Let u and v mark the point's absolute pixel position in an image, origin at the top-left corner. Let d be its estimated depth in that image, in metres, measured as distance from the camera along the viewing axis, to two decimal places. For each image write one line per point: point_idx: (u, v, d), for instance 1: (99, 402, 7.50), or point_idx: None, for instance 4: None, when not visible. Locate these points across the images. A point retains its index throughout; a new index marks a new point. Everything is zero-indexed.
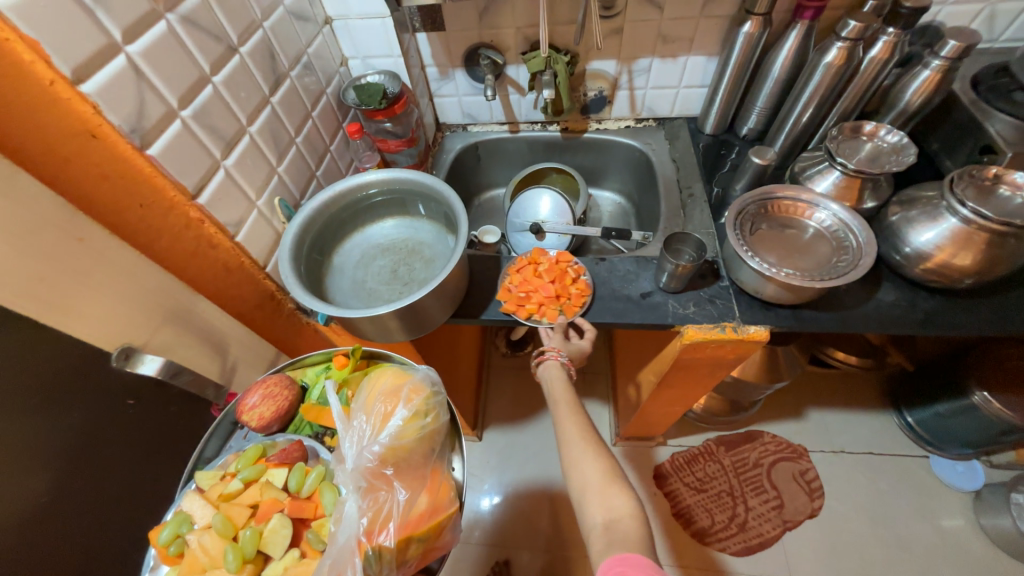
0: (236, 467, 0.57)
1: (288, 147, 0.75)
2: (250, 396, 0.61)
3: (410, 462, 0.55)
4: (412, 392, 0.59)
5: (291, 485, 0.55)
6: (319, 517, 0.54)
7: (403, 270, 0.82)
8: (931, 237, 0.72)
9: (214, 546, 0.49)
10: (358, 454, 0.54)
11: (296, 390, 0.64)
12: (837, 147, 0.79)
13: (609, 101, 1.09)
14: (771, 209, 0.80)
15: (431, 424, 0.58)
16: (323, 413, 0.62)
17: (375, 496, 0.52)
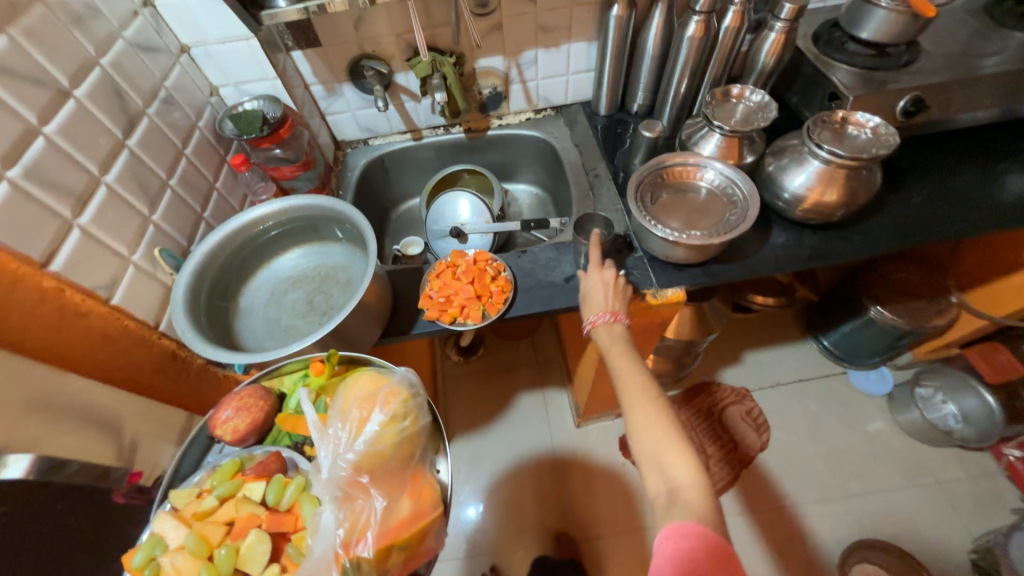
0: (211, 485, 0.56)
1: (161, 192, 0.68)
2: (224, 410, 0.61)
3: (388, 469, 0.54)
4: (389, 395, 0.57)
5: (270, 498, 0.54)
6: (298, 530, 0.52)
7: (318, 300, 0.78)
8: (802, 181, 0.80)
9: (188, 565, 0.48)
10: (335, 462, 0.53)
11: (272, 399, 0.64)
12: (712, 111, 0.85)
13: (504, 96, 1.10)
14: (666, 177, 0.85)
15: (407, 427, 0.56)
16: (301, 420, 0.62)
17: (352, 505, 0.51)
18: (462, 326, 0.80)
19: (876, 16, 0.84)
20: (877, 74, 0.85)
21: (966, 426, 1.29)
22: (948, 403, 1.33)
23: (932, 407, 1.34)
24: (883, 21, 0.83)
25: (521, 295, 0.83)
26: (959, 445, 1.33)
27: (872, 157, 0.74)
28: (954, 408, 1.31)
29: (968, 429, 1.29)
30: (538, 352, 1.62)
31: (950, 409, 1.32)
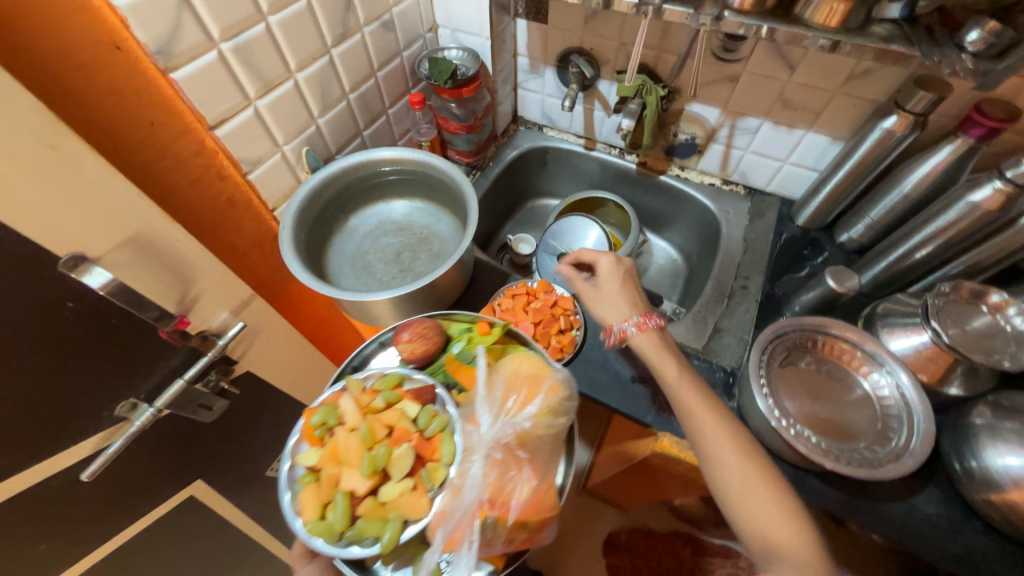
0: (377, 386, 0.57)
1: (336, 102, 0.74)
2: (404, 332, 0.65)
3: (539, 452, 0.53)
4: (551, 389, 0.55)
5: (420, 422, 0.53)
6: (433, 459, 0.51)
7: (405, 256, 0.80)
8: (1016, 464, 0.55)
9: (355, 447, 0.50)
10: (496, 424, 0.52)
11: (442, 338, 0.66)
12: (940, 307, 0.62)
13: (699, 150, 0.96)
14: (820, 345, 0.66)
15: (560, 424, 0.55)
16: (462, 369, 0.62)
17: (503, 471, 0.50)
18: None
19: None
20: None
21: None
22: None
23: None
24: None
25: (578, 363, 0.75)
26: None
27: None
28: None
29: None
30: None
31: None
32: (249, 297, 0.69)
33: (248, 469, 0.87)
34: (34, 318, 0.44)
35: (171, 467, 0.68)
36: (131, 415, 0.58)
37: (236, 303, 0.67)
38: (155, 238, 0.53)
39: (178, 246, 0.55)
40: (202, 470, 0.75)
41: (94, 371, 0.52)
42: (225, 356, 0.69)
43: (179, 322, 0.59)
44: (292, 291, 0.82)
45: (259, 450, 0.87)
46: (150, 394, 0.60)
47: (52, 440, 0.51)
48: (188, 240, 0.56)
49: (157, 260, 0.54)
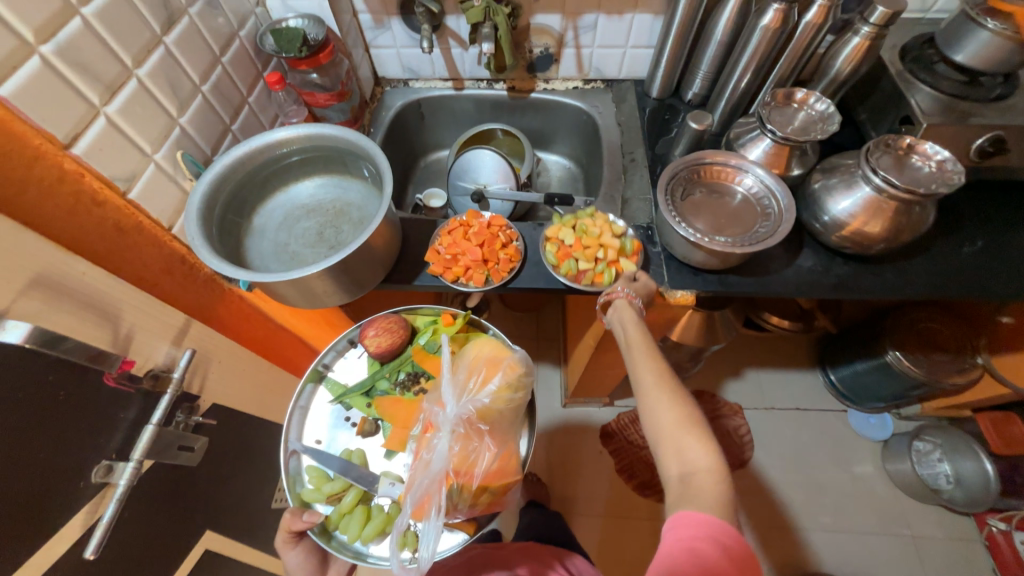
0: (609, 266, 0.78)
1: (192, 96, 0.68)
2: (369, 329, 0.77)
3: (500, 423, 0.66)
4: (510, 369, 0.66)
5: (578, 260, 0.79)
6: (555, 251, 0.82)
7: (329, 233, 0.79)
8: (847, 205, 0.75)
9: (599, 223, 0.82)
10: (461, 404, 0.63)
11: (406, 332, 0.79)
12: (769, 114, 0.80)
13: (555, 59, 1.05)
14: (702, 175, 0.81)
15: (518, 398, 0.66)
16: (429, 359, 0.78)
17: (468, 443, 0.63)
18: (464, 286, 0.81)
19: (978, 38, 0.75)
20: (962, 104, 0.77)
21: (956, 488, 1.23)
22: (943, 462, 1.26)
23: (925, 462, 1.28)
24: (983, 44, 0.75)
25: (529, 268, 0.83)
26: (944, 505, 1.27)
27: (930, 193, 0.69)
28: (949, 467, 1.25)
29: (957, 491, 1.23)
30: (540, 327, 1.52)
31: (944, 469, 1.26)
32: (186, 324, 0.64)
33: (252, 507, 0.82)
34: None
35: (174, 526, 0.63)
36: (111, 478, 0.52)
37: (175, 332, 0.62)
38: (57, 275, 0.48)
39: (88, 280, 0.50)
40: (206, 521, 0.70)
41: (49, 438, 0.47)
42: (185, 393, 0.64)
43: (123, 364, 0.54)
44: (227, 312, 0.76)
45: (255, 485, 0.83)
46: (122, 452, 0.55)
47: (37, 528, 0.45)
48: (97, 271, 0.51)
49: (73, 300, 0.49)
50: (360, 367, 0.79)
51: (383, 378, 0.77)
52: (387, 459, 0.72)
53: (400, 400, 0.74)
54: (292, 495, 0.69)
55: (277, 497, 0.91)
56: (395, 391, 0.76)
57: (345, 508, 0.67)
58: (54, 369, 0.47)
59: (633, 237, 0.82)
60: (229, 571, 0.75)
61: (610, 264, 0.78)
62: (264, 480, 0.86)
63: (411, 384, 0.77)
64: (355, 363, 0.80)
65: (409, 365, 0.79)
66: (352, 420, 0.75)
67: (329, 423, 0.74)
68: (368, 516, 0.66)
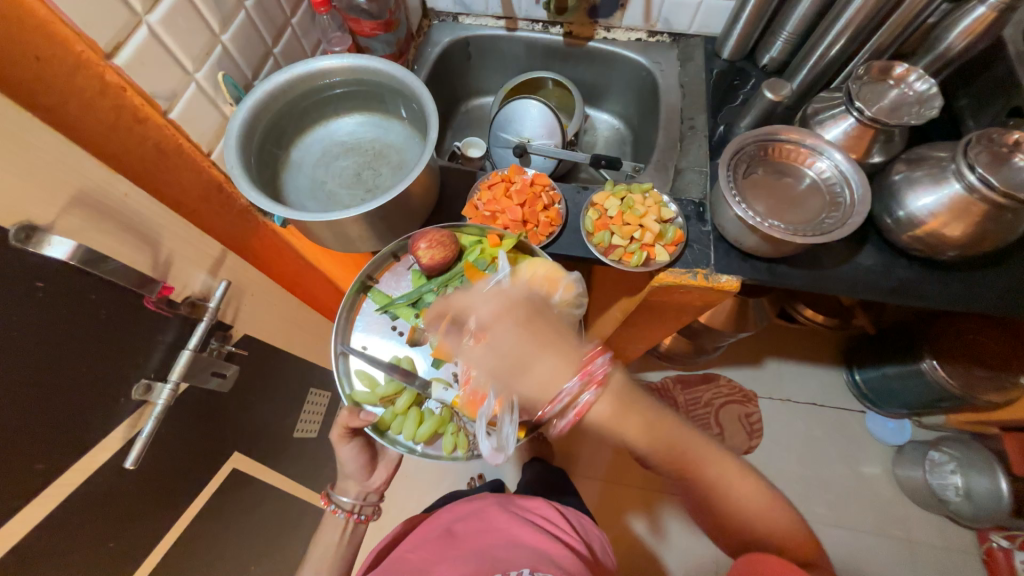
0: (643, 247, 0.74)
1: (235, 12, 0.64)
2: (421, 242, 0.72)
3: (560, 333, 0.68)
4: (566, 288, 0.69)
5: (615, 234, 0.75)
6: (594, 218, 0.78)
7: (367, 174, 0.76)
8: (928, 203, 0.68)
9: (649, 202, 0.77)
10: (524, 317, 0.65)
11: (455, 247, 0.74)
12: (859, 89, 0.71)
13: (621, 4, 0.95)
14: (770, 152, 0.74)
15: (573, 315, 0.70)
16: (479, 276, 0.73)
17: None
18: None
19: None
20: None
21: (964, 501, 1.20)
22: (955, 475, 1.22)
23: (937, 474, 1.26)
24: None
25: (568, 233, 0.79)
26: (949, 516, 1.26)
27: None
28: (959, 480, 1.21)
29: (964, 504, 1.20)
30: None
31: (955, 481, 1.22)
32: (222, 254, 0.64)
33: (276, 433, 0.86)
34: (8, 303, 0.40)
35: (205, 444, 0.66)
36: (150, 396, 0.54)
37: (211, 261, 0.62)
38: (100, 193, 0.47)
39: (130, 202, 0.50)
40: (235, 442, 0.74)
41: (92, 354, 0.48)
42: (219, 322, 0.65)
43: (163, 289, 0.55)
44: (262, 246, 0.76)
45: (279, 413, 0.86)
46: (159, 373, 0.57)
47: (82, 436, 0.48)
48: (139, 193, 0.50)
49: (115, 220, 0.48)
50: (405, 278, 0.77)
51: (429, 291, 0.75)
52: (437, 367, 0.74)
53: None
54: (343, 395, 0.71)
55: (299, 426, 0.95)
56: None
57: (399, 410, 0.71)
58: (97, 288, 0.47)
59: (681, 227, 0.77)
60: (252, 489, 0.80)
61: (643, 246, 0.74)
62: (288, 410, 0.89)
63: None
64: (401, 276, 0.78)
65: (457, 281, 0.75)
66: (399, 328, 0.76)
67: (376, 331, 0.75)
68: (422, 418, 0.72)
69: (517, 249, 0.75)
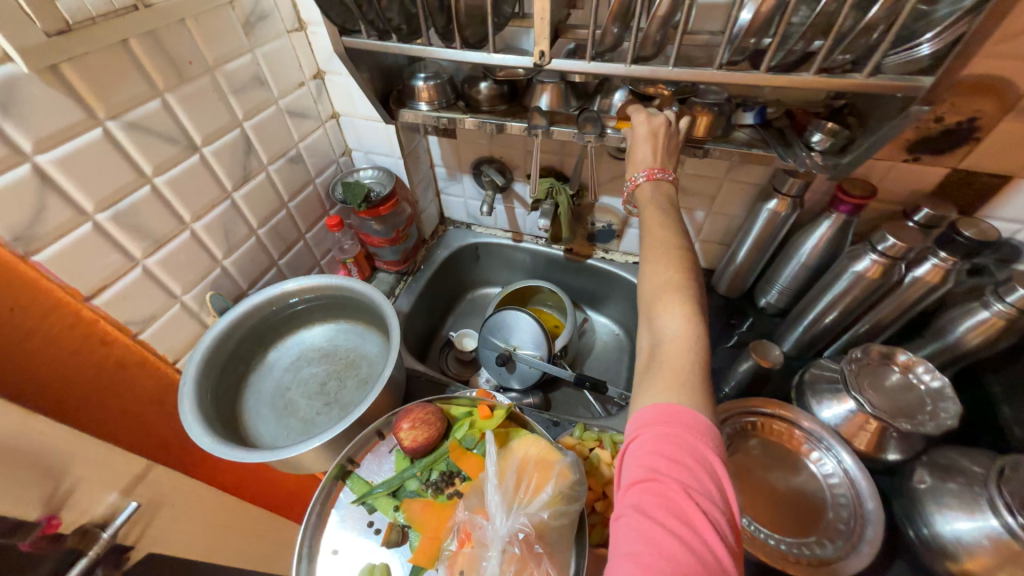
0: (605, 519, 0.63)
1: (244, 240, 0.72)
2: (403, 421, 0.65)
3: (556, 542, 0.52)
4: (562, 475, 0.55)
5: None
6: None
7: (331, 385, 0.75)
8: (968, 531, 0.54)
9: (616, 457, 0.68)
10: (508, 519, 0.51)
11: (441, 424, 0.66)
12: (857, 376, 0.64)
13: (617, 235, 1.01)
14: (758, 427, 0.68)
15: (574, 511, 0.54)
16: (466, 457, 0.64)
17: (523, 573, 0.48)
18: None
19: None
20: None
21: None
22: None
23: None
24: None
25: None
26: None
27: None
28: None
29: None
30: None
31: None
32: (145, 469, 0.61)
33: None
34: None
35: None
36: None
37: (128, 481, 0.59)
38: (8, 435, 0.46)
39: (43, 438, 0.49)
40: None
41: None
42: (115, 547, 0.59)
43: (46, 526, 0.51)
44: None
45: None
46: None
47: None
48: (56, 427, 0.50)
49: (15, 460, 0.47)
50: (387, 461, 0.66)
51: (412, 477, 0.64)
52: None
53: (431, 505, 0.60)
54: None
55: None
56: (426, 493, 0.62)
57: None
58: None
59: None
60: None
61: (607, 522, 0.63)
62: None
63: (444, 485, 0.62)
64: (384, 457, 0.67)
65: (444, 463, 0.65)
66: (375, 527, 0.61)
67: (349, 530, 0.61)
68: None
69: (508, 422, 0.68)
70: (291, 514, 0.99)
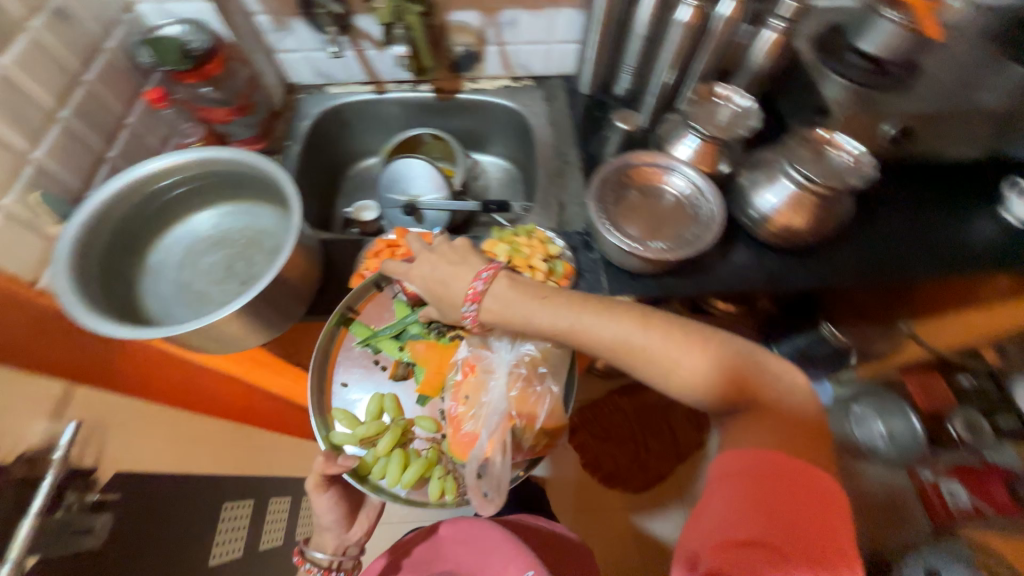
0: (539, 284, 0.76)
1: (47, 125, 0.61)
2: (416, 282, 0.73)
3: (552, 364, 0.71)
4: None
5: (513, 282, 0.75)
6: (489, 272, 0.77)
7: (239, 265, 0.71)
8: (772, 200, 0.75)
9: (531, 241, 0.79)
10: (513, 352, 0.68)
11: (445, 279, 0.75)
12: (693, 109, 0.80)
13: (479, 57, 1.00)
14: (631, 177, 0.80)
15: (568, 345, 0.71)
16: None
17: (527, 389, 0.68)
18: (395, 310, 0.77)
19: (880, 28, 0.80)
20: (872, 94, 0.78)
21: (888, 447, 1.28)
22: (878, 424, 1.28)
23: (861, 425, 1.31)
24: (887, 34, 0.79)
25: None
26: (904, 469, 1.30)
27: (846, 185, 0.70)
28: (882, 428, 1.27)
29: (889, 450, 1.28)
30: None
31: (879, 430, 1.28)
32: (65, 392, 0.57)
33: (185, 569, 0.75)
34: None
35: None
36: None
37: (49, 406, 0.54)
38: None
39: None
40: None
41: None
42: (74, 470, 0.56)
43: None
44: (132, 364, 0.68)
45: (183, 547, 0.75)
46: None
47: None
48: None
49: None
50: (386, 312, 0.78)
51: (414, 324, 0.76)
52: (421, 404, 0.75)
53: (434, 345, 0.74)
54: (320, 438, 0.70)
55: (214, 551, 0.84)
56: (429, 335, 0.75)
57: (381, 452, 0.68)
58: None
59: (569, 259, 0.80)
60: None
61: None
62: (196, 536, 0.79)
63: (445, 330, 0.76)
64: (383, 308, 0.79)
65: None
66: (383, 363, 0.77)
67: (358, 366, 0.76)
68: (406, 462, 0.68)
69: None
70: (253, 423, 0.99)
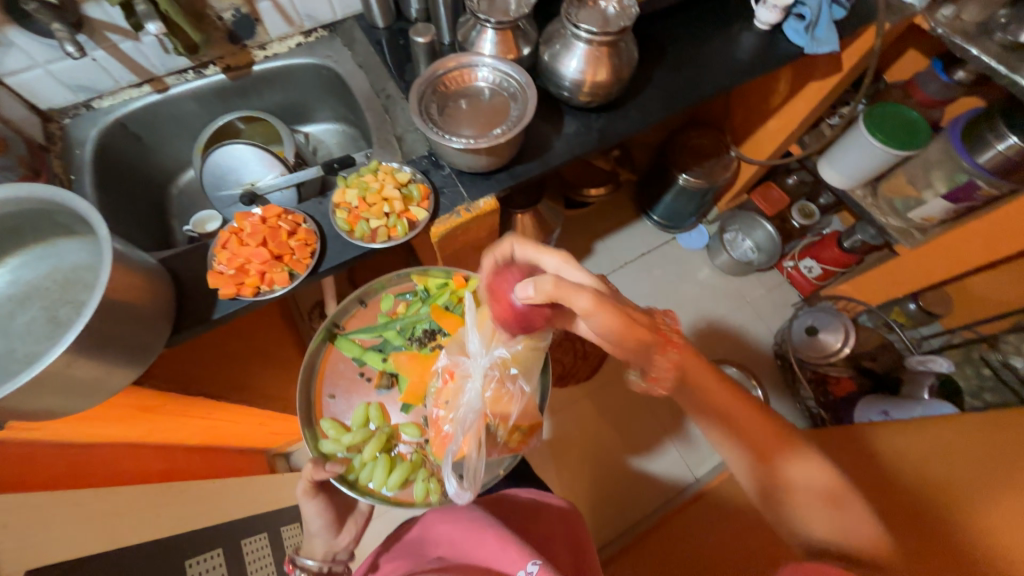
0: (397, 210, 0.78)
1: None
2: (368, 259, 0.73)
3: (529, 366, 0.72)
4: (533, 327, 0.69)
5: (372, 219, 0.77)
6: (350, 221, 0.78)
7: (62, 313, 0.63)
8: (576, 65, 0.82)
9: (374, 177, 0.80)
10: (488, 353, 0.67)
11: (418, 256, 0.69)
12: (478, 4, 0.82)
13: (254, 18, 0.92)
14: (445, 84, 0.82)
15: (542, 345, 0.70)
16: (445, 317, 0.81)
17: (501, 389, 0.70)
18: (270, 292, 0.74)
19: None
20: None
21: (759, 255, 1.51)
22: (746, 241, 1.53)
23: (736, 246, 1.53)
24: None
25: (332, 244, 0.78)
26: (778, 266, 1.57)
27: (622, 30, 0.79)
28: (750, 242, 1.52)
29: (760, 257, 1.51)
30: None
31: (747, 244, 1.53)
32: None
33: None
34: None
35: None
36: None
37: None
38: None
39: None
40: None
41: None
42: None
43: None
44: None
45: None
46: None
47: None
48: None
49: None
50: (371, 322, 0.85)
51: (398, 337, 0.82)
52: (405, 410, 0.80)
53: (416, 356, 0.80)
54: (309, 446, 0.75)
55: None
56: (411, 346, 0.82)
57: (367, 457, 0.74)
58: None
59: (422, 181, 0.81)
60: None
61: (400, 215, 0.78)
62: None
63: (427, 341, 0.82)
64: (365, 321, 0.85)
65: (425, 322, 0.83)
66: (367, 374, 0.82)
67: (343, 379, 0.81)
68: (390, 466, 0.74)
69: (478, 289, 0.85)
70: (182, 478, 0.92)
